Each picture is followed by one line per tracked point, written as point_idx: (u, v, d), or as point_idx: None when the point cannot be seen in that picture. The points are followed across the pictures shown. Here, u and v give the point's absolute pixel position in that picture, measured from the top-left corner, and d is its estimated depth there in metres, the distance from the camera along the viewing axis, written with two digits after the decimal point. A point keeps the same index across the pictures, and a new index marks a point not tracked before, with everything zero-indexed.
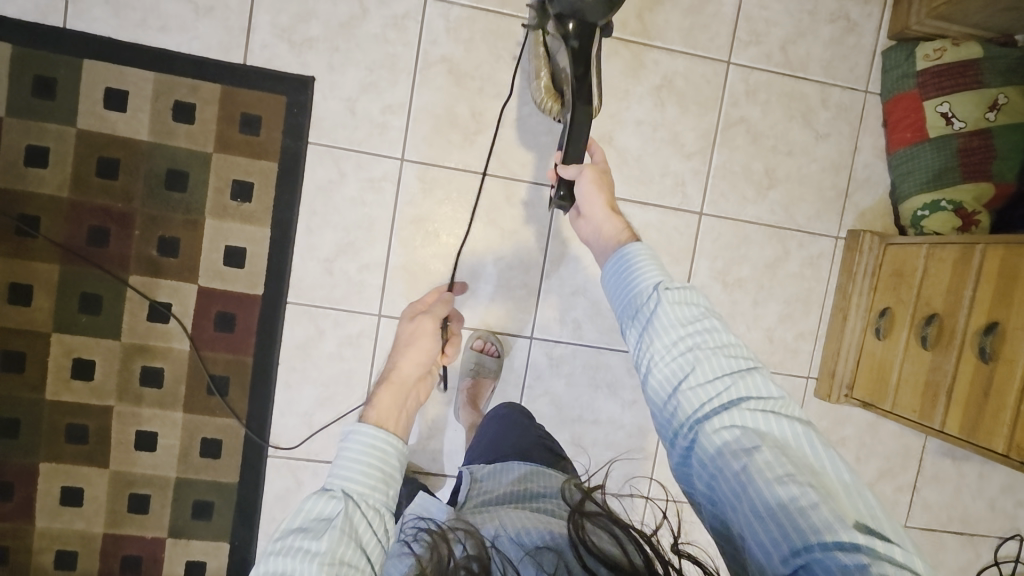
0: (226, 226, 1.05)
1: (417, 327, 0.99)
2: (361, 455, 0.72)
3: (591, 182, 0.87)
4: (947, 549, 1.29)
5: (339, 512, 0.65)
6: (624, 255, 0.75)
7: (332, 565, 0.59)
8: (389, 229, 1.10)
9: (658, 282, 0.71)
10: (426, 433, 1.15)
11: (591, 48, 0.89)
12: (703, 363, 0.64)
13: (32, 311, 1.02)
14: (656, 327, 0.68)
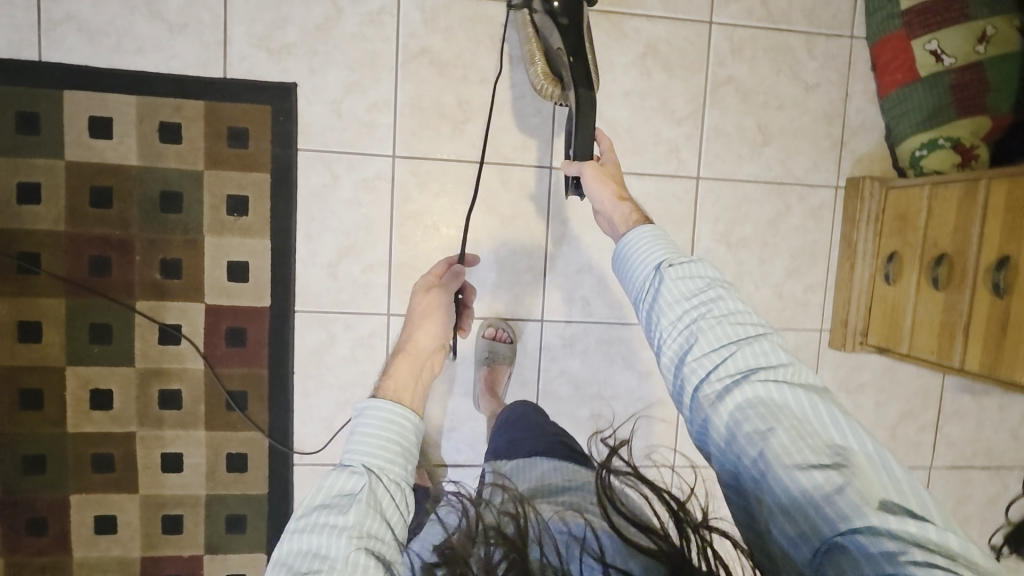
0: (225, 241, 1.05)
1: (433, 299, 0.98)
2: (378, 433, 0.74)
3: (593, 178, 0.87)
4: (976, 484, 1.30)
5: (362, 487, 0.67)
6: (631, 236, 0.77)
7: (361, 537, 0.61)
8: (388, 226, 1.09)
9: (663, 260, 0.73)
10: (447, 425, 1.16)
11: (580, 19, 0.90)
12: (711, 338, 0.66)
13: (44, 347, 1.03)
14: (663, 304, 0.70)
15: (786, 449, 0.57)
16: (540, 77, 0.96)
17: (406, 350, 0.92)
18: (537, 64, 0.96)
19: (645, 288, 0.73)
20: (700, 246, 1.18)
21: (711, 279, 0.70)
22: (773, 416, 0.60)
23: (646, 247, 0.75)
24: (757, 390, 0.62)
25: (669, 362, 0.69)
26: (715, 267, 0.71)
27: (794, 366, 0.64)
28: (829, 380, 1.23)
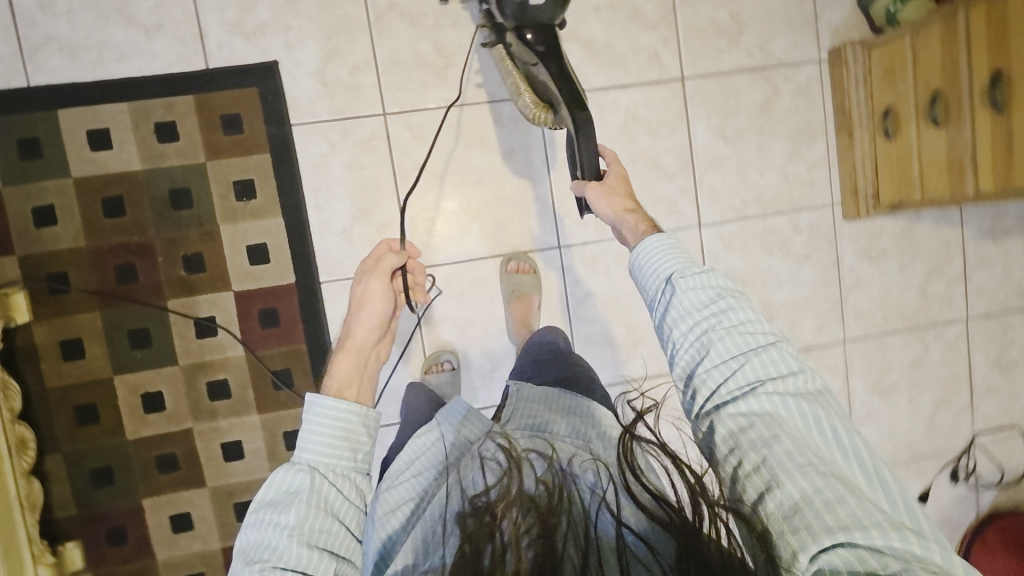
0: (240, 227, 1.08)
1: (363, 285, 0.89)
2: (325, 426, 0.69)
3: (596, 193, 0.84)
4: (1015, 327, 1.31)
5: (307, 484, 0.64)
6: (641, 244, 0.72)
7: (302, 539, 0.59)
8: (394, 183, 1.11)
9: (676, 269, 0.68)
10: (489, 365, 1.18)
11: (558, 44, 0.89)
12: (722, 345, 0.62)
13: (89, 361, 1.05)
14: (675, 315, 0.66)
15: (792, 457, 0.54)
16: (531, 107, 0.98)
17: (347, 345, 0.84)
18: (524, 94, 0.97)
19: (655, 299, 0.69)
20: (698, 145, 1.19)
21: (724, 290, 0.65)
22: (778, 427, 0.57)
23: (658, 254, 0.69)
24: (765, 400, 0.59)
25: (681, 370, 0.65)
26: (730, 278, 0.67)
27: (805, 376, 0.60)
28: (851, 252, 1.25)
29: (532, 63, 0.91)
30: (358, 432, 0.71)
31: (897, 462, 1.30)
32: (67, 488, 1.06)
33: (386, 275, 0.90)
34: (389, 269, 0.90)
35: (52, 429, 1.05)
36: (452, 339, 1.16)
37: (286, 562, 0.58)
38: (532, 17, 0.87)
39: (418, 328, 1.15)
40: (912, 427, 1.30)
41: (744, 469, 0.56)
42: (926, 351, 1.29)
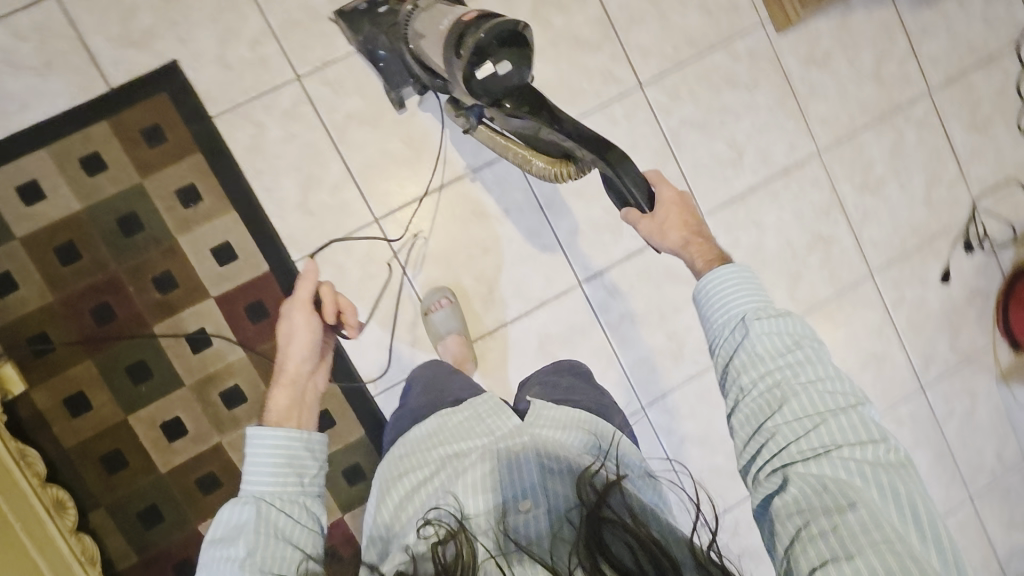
0: (197, 233, 1.06)
1: (288, 319, 0.90)
2: (264, 458, 0.75)
3: (649, 230, 0.85)
4: (979, 85, 1.30)
5: (255, 515, 0.70)
6: (717, 274, 0.73)
7: (253, 565, 0.66)
8: (332, 141, 1.10)
9: (749, 310, 0.70)
10: (486, 289, 1.16)
11: (540, 96, 0.80)
12: (799, 399, 0.63)
13: (98, 410, 1.04)
14: (757, 361, 0.67)
15: (865, 532, 0.54)
16: (547, 168, 0.90)
17: (280, 376, 0.86)
18: (533, 160, 0.91)
19: (732, 344, 0.70)
20: (613, 7, 1.16)
21: (799, 338, 0.67)
22: (847, 495, 0.57)
23: (736, 293, 0.71)
24: (839, 460, 0.60)
25: (752, 415, 0.65)
26: (806, 325, 0.69)
27: (886, 446, 0.60)
28: (795, 63, 1.23)
29: (532, 129, 0.82)
30: (298, 456, 0.78)
31: (909, 252, 1.29)
32: (121, 538, 1.05)
33: (310, 310, 0.90)
34: (308, 299, 0.90)
35: (86, 487, 1.03)
36: (441, 275, 1.15)
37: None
38: (506, 87, 0.77)
39: (408, 277, 1.14)
40: (913, 214, 1.29)
41: (800, 528, 0.57)
42: (901, 135, 1.28)
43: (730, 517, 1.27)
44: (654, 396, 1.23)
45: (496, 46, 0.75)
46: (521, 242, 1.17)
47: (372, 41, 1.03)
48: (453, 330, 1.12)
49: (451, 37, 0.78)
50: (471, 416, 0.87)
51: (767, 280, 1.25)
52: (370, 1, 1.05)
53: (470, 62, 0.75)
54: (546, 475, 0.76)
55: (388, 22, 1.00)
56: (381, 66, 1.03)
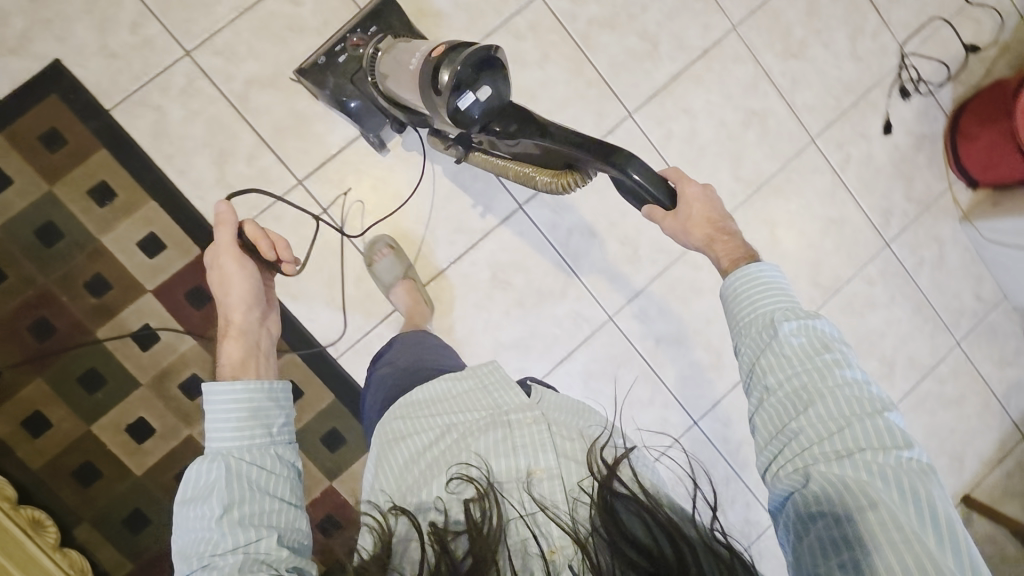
0: (120, 230, 1.03)
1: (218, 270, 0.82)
2: (226, 412, 0.66)
3: (672, 226, 0.80)
4: None
5: (224, 472, 0.62)
6: (746, 274, 0.70)
7: (232, 522, 0.59)
8: (237, 111, 1.07)
9: (777, 311, 0.66)
10: (426, 231, 1.15)
11: (531, 114, 0.82)
12: (823, 398, 0.60)
13: (59, 426, 1.02)
14: (784, 364, 0.63)
15: (884, 530, 0.52)
16: (551, 181, 0.83)
17: (228, 331, 0.79)
18: (538, 176, 0.85)
19: (755, 346, 0.66)
20: None
21: (825, 342, 0.64)
22: (868, 494, 0.54)
23: (763, 296, 0.68)
24: (861, 456, 0.56)
25: (775, 416, 0.62)
26: (836, 328, 0.65)
27: (911, 451, 0.56)
28: None
29: (523, 145, 0.83)
30: (263, 408, 0.69)
31: (846, 111, 1.27)
32: (111, 548, 1.03)
33: (240, 254, 0.82)
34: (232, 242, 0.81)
35: (64, 504, 1.02)
36: (378, 225, 1.13)
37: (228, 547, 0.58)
38: (487, 112, 0.82)
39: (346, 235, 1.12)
40: (843, 71, 1.27)
41: (816, 525, 0.55)
42: None
43: (722, 409, 1.26)
44: (621, 304, 1.21)
45: (472, 74, 0.79)
46: (452, 176, 1.15)
47: (341, 90, 1.04)
48: (400, 275, 1.09)
49: (427, 76, 0.82)
50: (476, 387, 0.83)
51: (709, 166, 1.23)
52: (326, 51, 1.04)
53: (452, 96, 0.80)
54: (559, 443, 0.74)
55: (354, 72, 1.04)
56: (354, 114, 1.05)
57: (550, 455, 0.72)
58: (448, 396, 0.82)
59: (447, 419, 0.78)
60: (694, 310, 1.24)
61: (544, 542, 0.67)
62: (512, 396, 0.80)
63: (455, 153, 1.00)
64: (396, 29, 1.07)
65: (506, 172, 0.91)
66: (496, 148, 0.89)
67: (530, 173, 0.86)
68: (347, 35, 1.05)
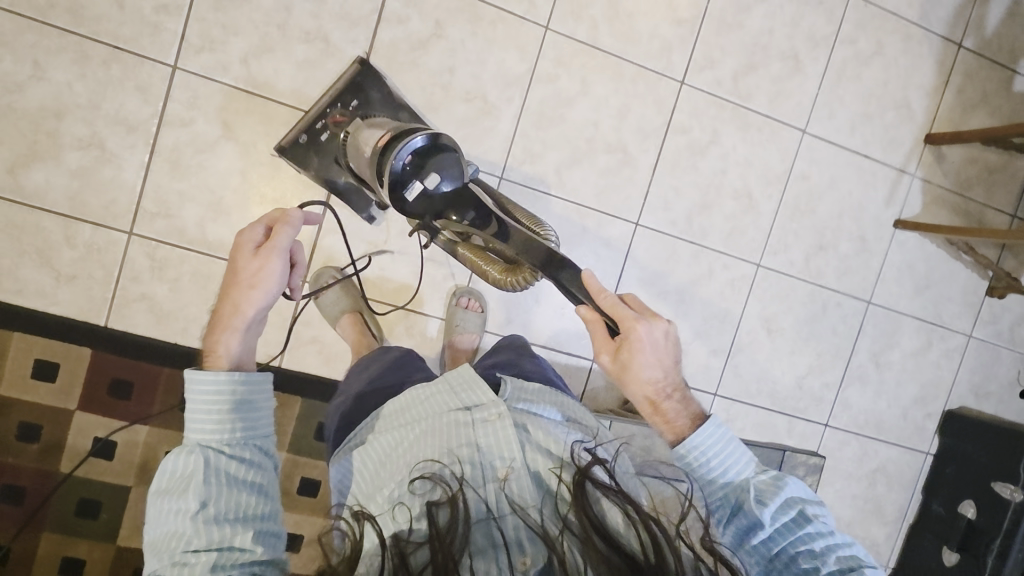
0: (7, 375, 1.00)
1: (268, 267, 0.71)
2: (207, 408, 0.61)
3: (615, 365, 0.77)
4: None
5: (201, 466, 0.59)
6: (707, 449, 0.70)
7: (207, 521, 0.56)
8: (24, 204, 0.98)
9: (740, 475, 0.70)
10: (277, 202, 1.06)
11: (496, 210, 0.84)
12: (806, 552, 0.65)
13: (90, 558, 1.05)
14: (770, 545, 0.66)
15: None
16: (507, 276, 0.95)
17: (227, 321, 0.68)
18: (493, 270, 0.97)
19: (737, 528, 0.68)
20: None
21: (801, 509, 0.67)
22: None
23: (723, 476, 0.70)
24: None
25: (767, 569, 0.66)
26: (804, 488, 0.69)
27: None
28: None
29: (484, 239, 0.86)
30: (243, 403, 0.63)
31: None
32: None
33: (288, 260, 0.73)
34: (290, 246, 0.73)
35: None
36: (229, 225, 1.05)
37: (198, 545, 0.55)
38: (439, 201, 0.83)
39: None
40: None
41: None
42: None
43: (657, 196, 1.18)
44: (503, 159, 1.13)
45: (418, 164, 0.80)
46: (264, 137, 1.05)
47: (326, 171, 1.03)
48: (345, 308, 1.07)
49: (376, 163, 0.83)
50: (443, 388, 0.77)
51: None
52: (307, 128, 1.01)
53: (397, 186, 0.80)
54: (525, 439, 0.71)
55: (336, 151, 1.02)
56: (343, 192, 1.05)
57: (516, 450, 0.68)
58: (419, 401, 0.77)
59: (414, 424, 0.74)
60: (576, 120, 1.14)
61: (507, 548, 0.61)
62: (480, 393, 0.74)
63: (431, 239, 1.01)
64: (376, 109, 1.02)
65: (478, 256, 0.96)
66: (462, 235, 0.90)
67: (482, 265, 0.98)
68: (327, 109, 1.02)
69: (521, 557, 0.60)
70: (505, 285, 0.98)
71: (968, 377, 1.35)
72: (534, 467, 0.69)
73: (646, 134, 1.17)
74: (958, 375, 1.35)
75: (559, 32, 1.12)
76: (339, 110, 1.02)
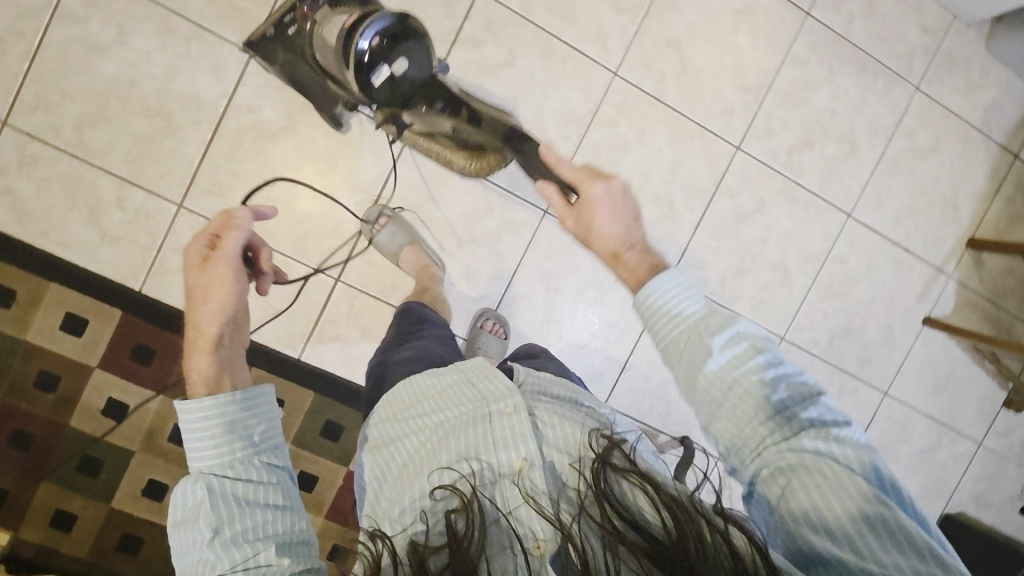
0: (36, 322, 1.01)
1: (218, 275, 0.68)
2: (201, 433, 0.60)
3: (574, 219, 0.69)
4: None
5: (205, 493, 0.57)
6: (651, 291, 0.60)
7: (224, 543, 0.54)
8: (84, 160, 1.00)
9: (699, 309, 0.59)
10: (324, 200, 1.08)
11: (467, 101, 0.89)
12: (761, 397, 0.55)
13: (82, 514, 1.05)
14: (727, 380, 0.56)
15: (830, 492, 0.51)
16: (468, 163, 1.01)
17: (199, 344, 0.65)
18: (459, 160, 1.01)
19: (687, 364, 0.58)
20: None
21: (753, 344, 0.57)
22: (830, 480, 0.51)
23: (677, 311, 0.59)
24: (809, 440, 0.53)
25: (731, 428, 0.55)
26: (753, 323, 0.58)
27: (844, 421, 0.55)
28: None
29: (455, 128, 0.91)
30: (239, 418, 0.62)
31: None
32: None
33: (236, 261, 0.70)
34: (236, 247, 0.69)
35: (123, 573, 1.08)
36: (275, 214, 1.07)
37: (224, 569, 0.54)
38: (410, 85, 0.83)
39: (334, 275, 1.10)
40: None
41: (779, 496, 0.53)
42: None
43: (694, 254, 1.21)
44: None
45: (387, 47, 0.79)
46: (325, 135, 1.07)
47: (292, 67, 0.99)
48: (404, 243, 1.08)
49: (340, 42, 0.81)
50: (460, 380, 0.78)
51: (585, 9, 1.11)
52: (275, 21, 0.97)
53: (365, 70, 0.79)
54: (542, 432, 0.71)
55: (302, 46, 0.97)
56: (306, 90, 1.00)
57: (532, 441, 0.68)
58: (434, 391, 0.78)
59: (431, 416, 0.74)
60: (628, 168, 1.16)
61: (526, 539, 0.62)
62: (495, 385, 0.74)
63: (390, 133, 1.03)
64: None
65: (437, 149, 1.01)
66: (428, 127, 0.92)
67: (447, 155, 1.01)
68: (296, 1, 0.95)
69: (541, 542, 0.62)
70: (462, 171, 1.04)
71: (972, 484, 1.34)
72: (552, 462, 0.69)
73: (695, 192, 1.18)
74: (962, 481, 1.34)
75: (627, 80, 1.13)
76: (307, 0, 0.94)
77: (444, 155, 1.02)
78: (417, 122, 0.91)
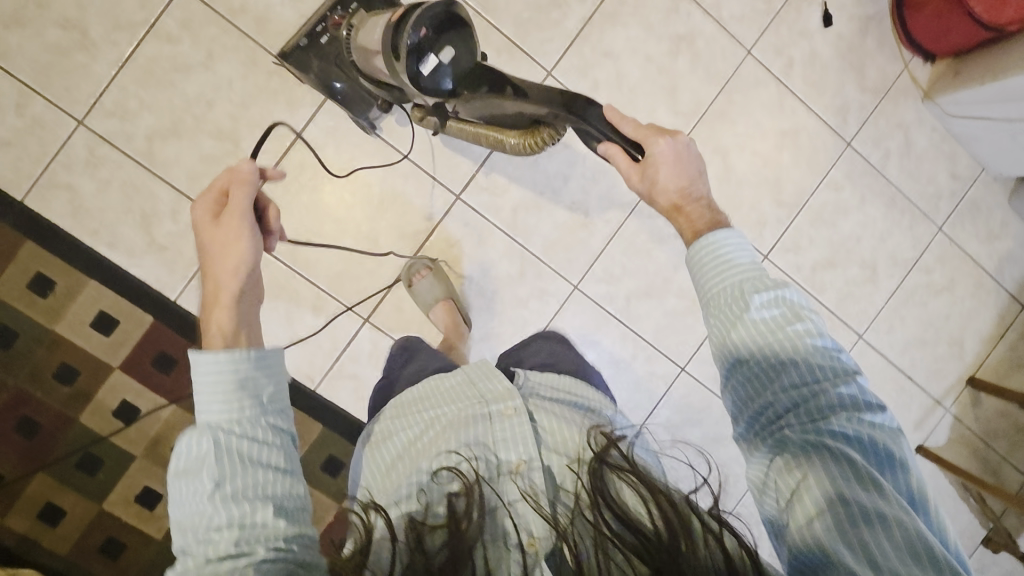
0: (68, 315, 1.03)
1: (235, 231, 0.65)
2: (210, 384, 0.56)
3: (638, 172, 0.72)
4: None
5: (210, 446, 0.53)
6: (711, 241, 0.66)
7: (225, 498, 0.52)
8: (149, 170, 1.04)
9: (752, 267, 0.65)
10: (368, 244, 1.12)
11: (512, 78, 0.77)
12: (790, 367, 0.60)
13: (71, 511, 1.05)
14: (762, 345, 0.61)
15: (844, 480, 0.54)
16: (519, 142, 0.82)
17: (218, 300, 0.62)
18: (508, 139, 0.84)
19: (726, 326, 0.63)
20: None
21: (793, 309, 0.62)
22: (845, 470, 0.54)
23: (732, 265, 0.65)
24: (836, 421, 0.57)
25: (752, 390, 0.61)
26: (806, 297, 0.63)
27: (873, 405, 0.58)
28: None
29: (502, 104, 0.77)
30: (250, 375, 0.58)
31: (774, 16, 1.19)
32: None
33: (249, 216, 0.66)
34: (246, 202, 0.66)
35: None
36: (319, 249, 1.10)
37: (222, 525, 0.51)
38: (454, 75, 0.78)
39: (364, 314, 1.13)
40: None
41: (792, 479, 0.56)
42: None
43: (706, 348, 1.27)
44: (583, 271, 1.19)
45: (431, 36, 0.75)
46: (381, 183, 1.11)
47: (326, 74, 1.02)
48: (439, 297, 1.10)
49: (388, 37, 0.79)
50: (462, 382, 0.81)
51: (644, 107, 1.17)
52: (307, 32, 1.02)
53: (411, 59, 0.76)
54: (540, 433, 0.73)
55: (337, 53, 1.02)
56: (340, 95, 1.04)
57: (531, 444, 0.70)
58: (434, 393, 0.81)
59: (432, 412, 0.77)
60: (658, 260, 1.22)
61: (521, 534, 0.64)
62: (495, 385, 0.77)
63: (434, 122, 0.96)
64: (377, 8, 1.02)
65: (481, 134, 0.88)
66: (474, 112, 0.83)
67: (495, 136, 0.85)
68: (327, 13, 1.02)
69: (535, 540, 0.63)
70: (515, 152, 0.85)
71: None
72: (549, 465, 0.70)
73: None
74: None
75: None
76: (340, 12, 1.02)
77: (491, 139, 0.88)
78: (462, 109, 0.84)
